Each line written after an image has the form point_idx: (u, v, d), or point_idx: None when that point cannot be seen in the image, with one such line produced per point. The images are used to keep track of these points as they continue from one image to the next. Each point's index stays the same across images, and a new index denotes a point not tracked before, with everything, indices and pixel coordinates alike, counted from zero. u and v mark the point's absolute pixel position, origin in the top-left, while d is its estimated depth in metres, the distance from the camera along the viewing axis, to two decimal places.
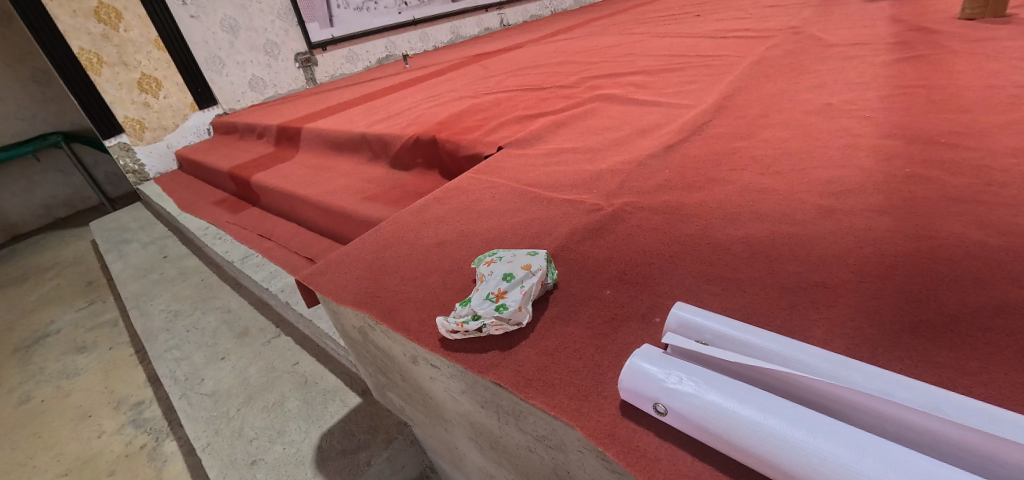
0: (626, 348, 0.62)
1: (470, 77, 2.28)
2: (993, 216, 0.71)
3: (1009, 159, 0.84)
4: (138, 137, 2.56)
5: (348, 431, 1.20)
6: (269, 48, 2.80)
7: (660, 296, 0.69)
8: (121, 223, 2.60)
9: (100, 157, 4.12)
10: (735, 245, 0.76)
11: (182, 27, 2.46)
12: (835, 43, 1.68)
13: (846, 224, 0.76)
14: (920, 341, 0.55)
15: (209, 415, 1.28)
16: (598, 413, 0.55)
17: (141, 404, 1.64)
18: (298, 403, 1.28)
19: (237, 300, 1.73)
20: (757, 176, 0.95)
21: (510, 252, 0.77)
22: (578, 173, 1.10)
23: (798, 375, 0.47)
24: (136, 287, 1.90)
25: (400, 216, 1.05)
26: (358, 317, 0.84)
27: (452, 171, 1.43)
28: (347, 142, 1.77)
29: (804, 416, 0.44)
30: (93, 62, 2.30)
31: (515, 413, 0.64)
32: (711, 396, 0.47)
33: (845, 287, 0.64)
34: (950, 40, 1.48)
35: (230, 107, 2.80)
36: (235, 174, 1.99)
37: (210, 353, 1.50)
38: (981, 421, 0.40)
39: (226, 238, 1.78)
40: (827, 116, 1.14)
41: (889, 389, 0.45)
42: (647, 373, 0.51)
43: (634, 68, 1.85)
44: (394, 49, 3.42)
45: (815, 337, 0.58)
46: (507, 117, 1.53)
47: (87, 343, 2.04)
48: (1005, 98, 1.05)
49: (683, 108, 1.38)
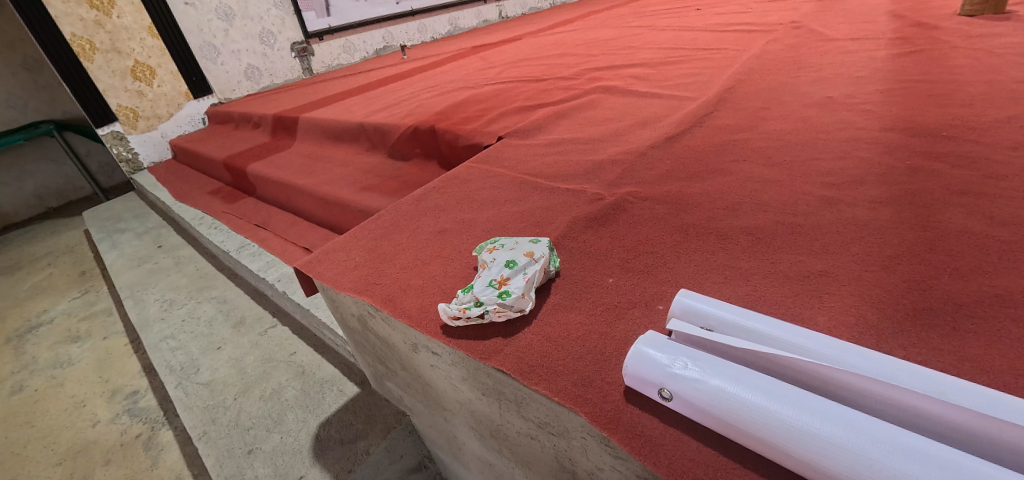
0: (629, 335, 0.61)
1: (468, 68, 2.26)
2: (996, 208, 0.71)
3: (1010, 152, 0.84)
4: (132, 126, 2.53)
5: (347, 420, 1.19)
6: (266, 36, 2.77)
7: (663, 285, 0.69)
8: (114, 212, 2.57)
9: (93, 147, 4.07)
10: (738, 235, 0.76)
11: (177, 14, 2.43)
12: (836, 37, 1.67)
13: (849, 215, 0.76)
14: (924, 329, 0.55)
15: (206, 404, 1.27)
16: (602, 399, 0.54)
17: (137, 394, 1.63)
18: (296, 392, 1.27)
19: (233, 290, 1.71)
20: (759, 167, 0.95)
21: (512, 240, 0.76)
22: (579, 163, 1.09)
23: (804, 361, 0.47)
24: (130, 276, 1.88)
25: (400, 205, 1.05)
26: (357, 304, 0.83)
27: (450, 161, 1.42)
28: (345, 131, 1.75)
29: (810, 402, 0.43)
30: (86, 49, 2.25)
31: (517, 400, 0.64)
32: (716, 381, 0.47)
33: (849, 277, 0.64)
34: (951, 36, 1.48)
35: (225, 97, 2.77)
36: (231, 163, 1.97)
37: (207, 342, 1.48)
38: (990, 407, 0.40)
39: (222, 228, 1.76)
40: (828, 109, 1.14)
41: (895, 375, 0.45)
42: (651, 359, 0.51)
43: (634, 61, 1.83)
44: (392, 40, 3.39)
45: (819, 325, 0.58)
46: (506, 108, 1.51)
47: (81, 333, 2.02)
48: (1006, 93, 1.05)
49: (684, 100, 1.37)
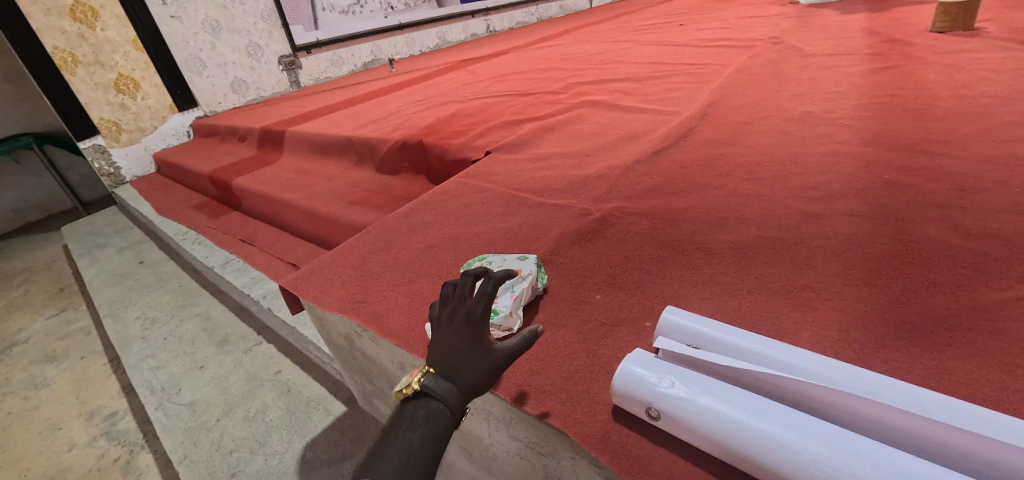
0: (616, 353, 0.61)
1: (456, 82, 2.28)
2: (969, 221, 0.73)
3: (980, 166, 0.87)
4: (115, 139, 2.49)
5: (333, 440, 1.17)
6: (253, 50, 2.76)
7: (649, 301, 0.69)
8: (95, 227, 2.52)
9: (75, 160, 4.00)
10: (722, 250, 0.77)
11: (162, 27, 2.41)
12: (814, 53, 1.72)
13: (829, 229, 0.78)
14: (905, 343, 0.56)
15: (187, 426, 1.23)
16: (590, 418, 0.54)
17: (115, 415, 1.59)
18: (281, 412, 1.25)
19: (217, 307, 1.68)
20: (742, 181, 0.97)
21: (500, 257, 0.76)
22: (566, 178, 1.10)
23: (790, 379, 0.47)
24: (111, 293, 1.83)
25: (388, 221, 1.04)
26: (344, 323, 0.83)
27: (439, 175, 1.42)
28: (332, 145, 1.75)
29: (794, 420, 0.44)
30: (68, 62, 2.23)
31: (505, 420, 0.63)
32: (704, 400, 0.47)
33: (830, 291, 0.65)
34: (922, 52, 1.54)
35: (211, 110, 2.74)
36: (217, 177, 1.94)
37: (188, 361, 1.45)
38: (973, 424, 0.40)
39: (207, 244, 1.74)
40: (808, 124, 1.17)
41: (877, 391, 0.45)
42: (639, 377, 0.51)
43: (620, 75, 1.87)
44: (380, 54, 3.41)
45: (803, 341, 0.59)
46: (494, 122, 1.52)
47: (58, 352, 1.96)
48: (975, 108, 1.09)
49: (668, 115, 1.40)
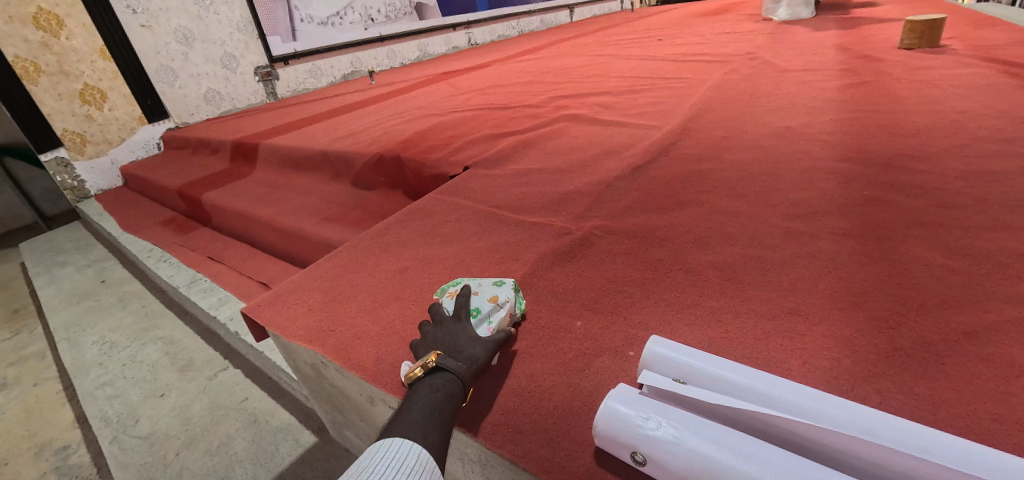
0: (599, 386, 0.58)
1: (436, 94, 2.25)
2: (952, 239, 0.73)
3: (957, 182, 0.87)
4: (80, 151, 2.38)
5: (301, 474, 1.10)
6: (227, 60, 2.68)
7: (632, 328, 0.66)
8: (54, 244, 2.38)
9: (37, 173, 3.83)
10: (707, 271, 0.74)
11: (132, 36, 2.32)
12: (790, 69, 1.75)
13: (813, 248, 0.76)
14: (896, 371, 0.54)
15: (143, 461, 1.14)
16: (571, 462, 0.50)
17: (67, 448, 1.47)
18: (246, 444, 1.17)
19: (182, 329, 1.59)
20: (724, 198, 0.95)
21: (476, 282, 0.72)
22: (545, 194, 1.07)
23: (782, 418, 0.44)
24: (67, 316, 1.72)
25: (360, 241, 0.99)
26: (310, 354, 0.77)
27: (416, 191, 1.37)
28: (306, 159, 1.69)
29: (788, 464, 0.40)
30: (29, 71, 2.13)
31: (481, 461, 0.59)
32: (693, 443, 0.44)
33: (818, 315, 0.63)
34: (893, 68, 1.57)
35: (183, 121, 2.63)
36: (185, 192, 1.86)
37: (148, 389, 1.36)
38: (976, 466, 0.38)
39: (173, 262, 1.65)
40: (787, 139, 1.17)
41: (873, 428, 0.43)
42: (624, 417, 0.47)
43: (600, 89, 1.86)
44: (360, 65, 3.36)
45: (793, 371, 0.56)
46: (473, 136, 1.49)
47: (8, 379, 1.83)
48: (948, 123, 1.11)
49: (648, 129, 1.39)
